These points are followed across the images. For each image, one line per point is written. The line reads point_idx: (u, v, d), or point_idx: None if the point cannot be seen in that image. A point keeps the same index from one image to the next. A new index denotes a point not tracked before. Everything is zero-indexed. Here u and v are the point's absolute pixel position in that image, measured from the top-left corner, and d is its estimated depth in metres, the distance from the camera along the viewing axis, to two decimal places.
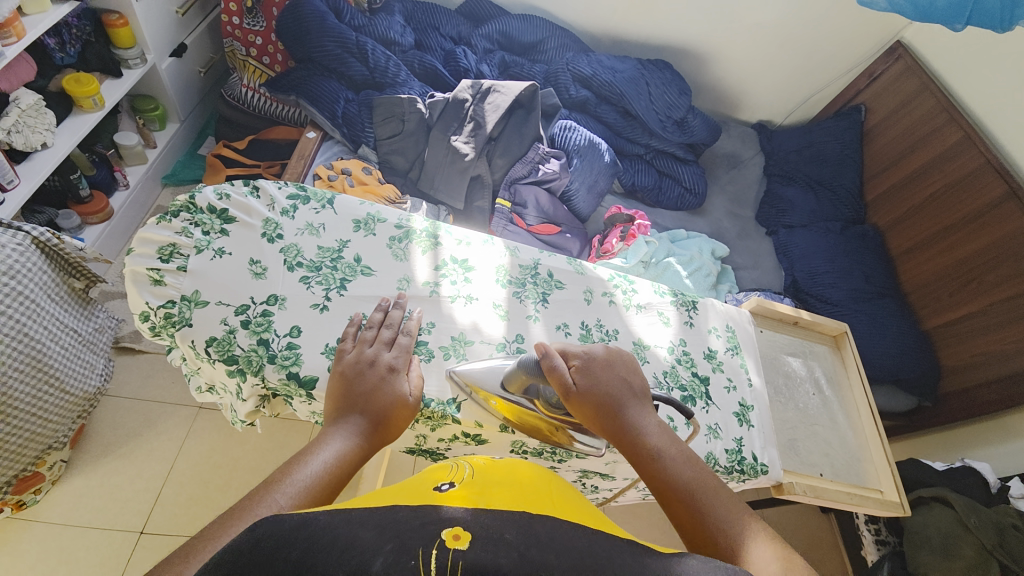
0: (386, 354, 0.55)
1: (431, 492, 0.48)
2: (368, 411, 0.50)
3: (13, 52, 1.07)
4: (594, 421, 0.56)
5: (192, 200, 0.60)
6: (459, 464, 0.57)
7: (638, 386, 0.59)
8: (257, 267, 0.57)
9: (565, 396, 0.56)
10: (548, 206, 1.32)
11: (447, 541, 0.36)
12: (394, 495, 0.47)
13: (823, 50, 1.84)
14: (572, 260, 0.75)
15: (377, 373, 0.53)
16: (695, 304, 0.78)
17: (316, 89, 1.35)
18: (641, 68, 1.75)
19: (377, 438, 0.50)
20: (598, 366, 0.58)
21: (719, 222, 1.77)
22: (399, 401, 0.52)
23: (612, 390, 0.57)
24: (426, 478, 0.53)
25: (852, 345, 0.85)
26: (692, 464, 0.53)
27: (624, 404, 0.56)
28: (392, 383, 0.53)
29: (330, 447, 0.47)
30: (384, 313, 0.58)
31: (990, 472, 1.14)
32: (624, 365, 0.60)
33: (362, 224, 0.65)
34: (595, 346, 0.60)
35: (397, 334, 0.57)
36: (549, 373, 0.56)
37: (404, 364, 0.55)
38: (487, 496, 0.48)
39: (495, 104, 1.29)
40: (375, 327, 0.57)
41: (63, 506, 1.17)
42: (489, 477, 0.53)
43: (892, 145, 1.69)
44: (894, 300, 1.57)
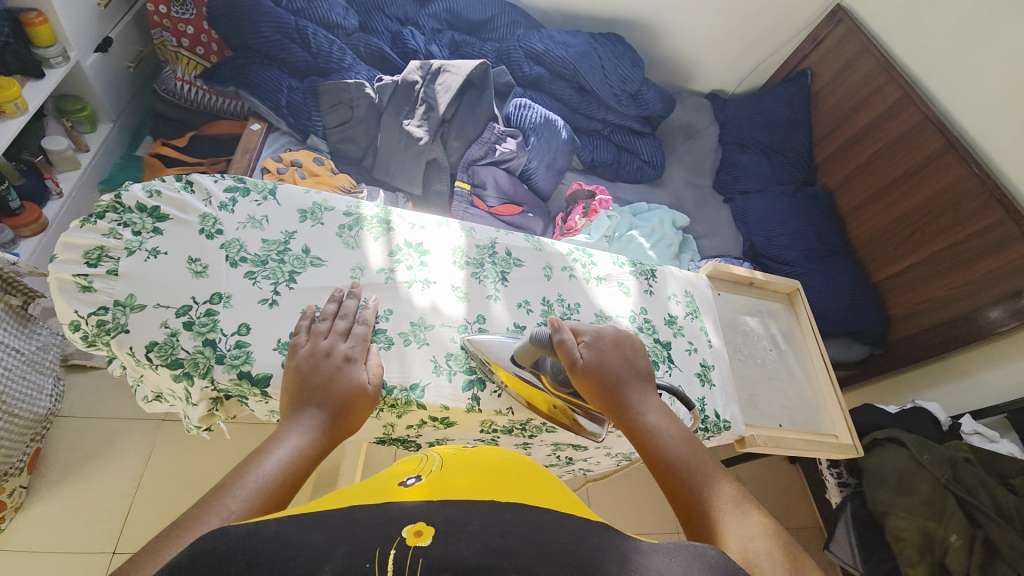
0: (342, 344, 0.54)
1: (395, 490, 0.47)
2: (326, 403, 0.50)
3: None
4: (597, 398, 0.58)
5: (119, 199, 0.56)
6: (430, 455, 0.58)
7: (642, 368, 0.61)
8: (197, 266, 0.54)
9: (572, 369, 0.58)
10: (507, 186, 1.30)
11: (408, 540, 0.36)
12: (354, 495, 0.46)
13: (769, 16, 1.87)
14: (530, 236, 0.74)
15: (332, 363, 0.52)
16: (654, 273, 0.79)
17: (256, 77, 1.28)
18: (593, 41, 1.73)
19: (336, 429, 0.49)
20: (605, 346, 0.60)
21: (678, 192, 1.80)
22: (358, 393, 0.52)
23: (618, 370, 0.59)
24: (395, 473, 0.54)
25: (805, 301, 0.88)
26: (688, 442, 0.54)
27: (627, 383, 0.58)
28: (349, 373, 0.52)
29: (286, 445, 0.46)
30: (337, 303, 0.57)
31: (938, 411, 1.22)
32: (632, 348, 0.62)
33: (308, 214, 0.63)
34: (606, 328, 0.63)
35: (352, 324, 0.56)
36: (560, 347, 0.58)
37: (362, 354, 0.55)
38: (453, 487, 0.48)
39: (446, 84, 1.26)
40: (329, 319, 0.56)
41: (27, 532, 1.11)
42: (459, 466, 0.53)
43: (838, 107, 1.75)
44: (844, 256, 1.65)
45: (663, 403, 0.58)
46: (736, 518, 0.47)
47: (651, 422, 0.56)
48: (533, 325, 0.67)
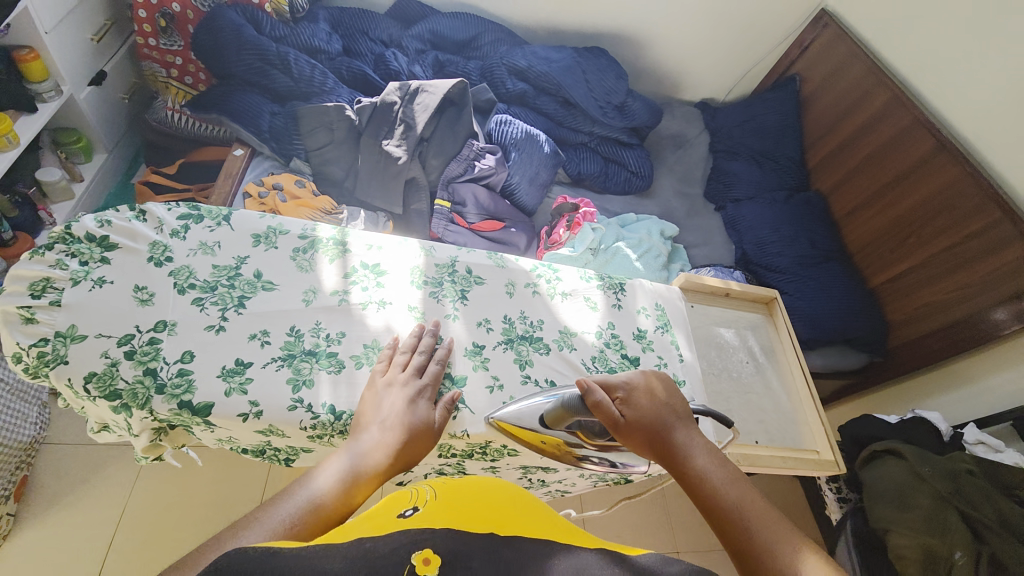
0: (414, 382, 0.57)
1: (397, 519, 0.45)
2: (389, 428, 0.52)
3: None
4: (644, 447, 0.58)
5: (69, 230, 0.56)
6: (420, 487, 0.54)
7: (680, 408, 0.61)
8: (143, 294, 0.54)
9: (614, 428, 0.59)
10: (487, 202, 1.30)
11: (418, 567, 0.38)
12: (367, 527, 0.44)
13: (754, 24, 1.87)
14: (493, 253, 0.73)
15: (404, 393, 0.55)
16: (623, 286, 0.78)
17: (238, 104, 1.31)
18: (577, 56, 1.75)
19: (399, 457, 0.51)
20: (641, 394, 0.61)
21: (668, 202, 1.79)
22: (418, 422, 0.54)
23: (659, 414, 0.60)
24: (385, 506, 0.50)
25: (784, 311, 0.86)
26: (738, 483, 0.53)
27: (670, 426, 0.59)
28: (415, 403, 0.55)
29: (339, 468, 0.49)
30: (418, 338, 0.61)
31: (940, 421, 1.17)
32: (665, 386, 0.63)
33: (261, 238, 0.62)
34: (635, 375, 0.64)
35: (427, 361, 0.59)
36: (595, 408, 0.58)
37: (429, 391, 0.57)
38: (453, 519, 0.45)
39: (424, 104, 1.27)
40: (407, 352, 0.59)
41: (9, 564, 1.10)
42: (456, 496, 0.50)
43: (827, 111, 1.73)
44: (840, 262, 1.62)
45: (708, 441, 0.58)
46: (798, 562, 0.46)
47: (701, 464, 0.56)
48: (493, 344, 0.65)
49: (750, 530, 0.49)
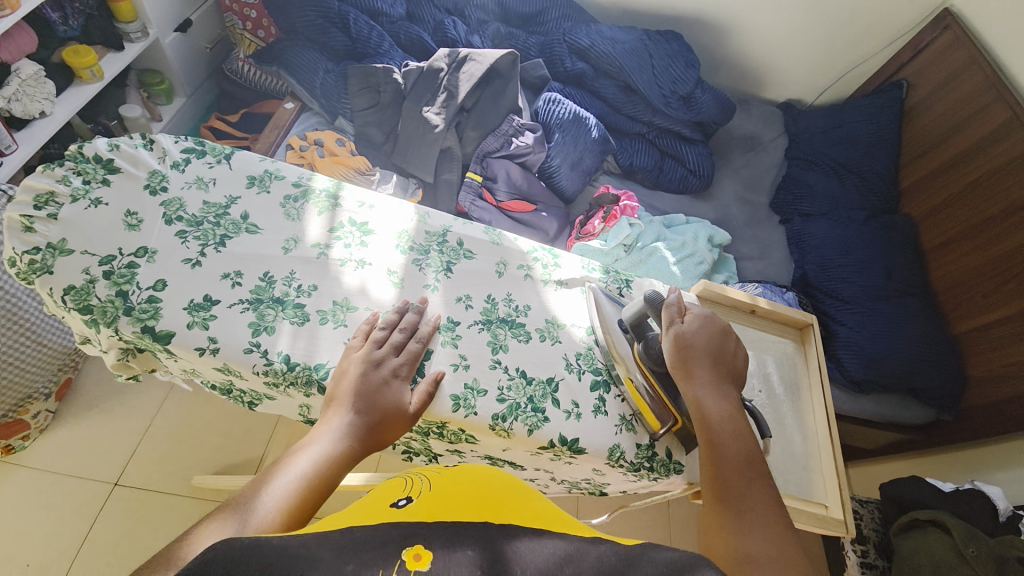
0: (393, 359, 0.55)
1: (389, 511, 0.44)
2: (365, 412, 0.52)
3: (6, 23, 1.12)
4: (681, 366, 0.58)
5: (81, 150, 0.59)
6: (412, 476, 0.53)
7: (733, 364, 0.60)
8: (132, 219, 0.56)
9: (669, 334, 0.59)
10: (520, 181, 1.25)
11: (407, 563, 0.37)
12: (358, 514, 0.44)
13: (859, 19, 1.65)
14: (490, 229, 0.69)
15: (379, 378, 0.54)
16: (629, 283, 0.71)
17: (296, 59, 1.35)
18: (646, 39, 1.63)
19: (370, 444, 0.51)
20: (714, 329, 0.61)
21: (726, 207, 1.64)
22: (395, 408, 0.53)
23: (710, 353, 0.58)
24: (381, 496, 0.49)
25: (819, 341, 0.75)
26: (744, 443, 0.54)
27: (711, 368, 0.58)
28: (392, 390, 0.54)
29: (311, 453, 0.48)
30: (399, 314, 0.58)
31: (1000, 498, 0.98)
32: (731, 343, 0.61)
33: (256, 181, 0.63)
34: (718, 316, 0.62)
35: (408, 339, 0.57)
36: (666, 314, 0.60)
37: (408, 372, 0.56)
38: (450, 507, 0.44)
39: (469, 73, 1.23)
40: (388, 327, 0.57)
41: (45, 453, 1.24)
42: (450, 484, 0.49)
43: (933, 126, 1.50)
44: (919, 299, 1.40)
45: (735, 397, 0.58)
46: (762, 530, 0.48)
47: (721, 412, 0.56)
48: (469, 323, 0.62)
49: (739, 488, 0.52)
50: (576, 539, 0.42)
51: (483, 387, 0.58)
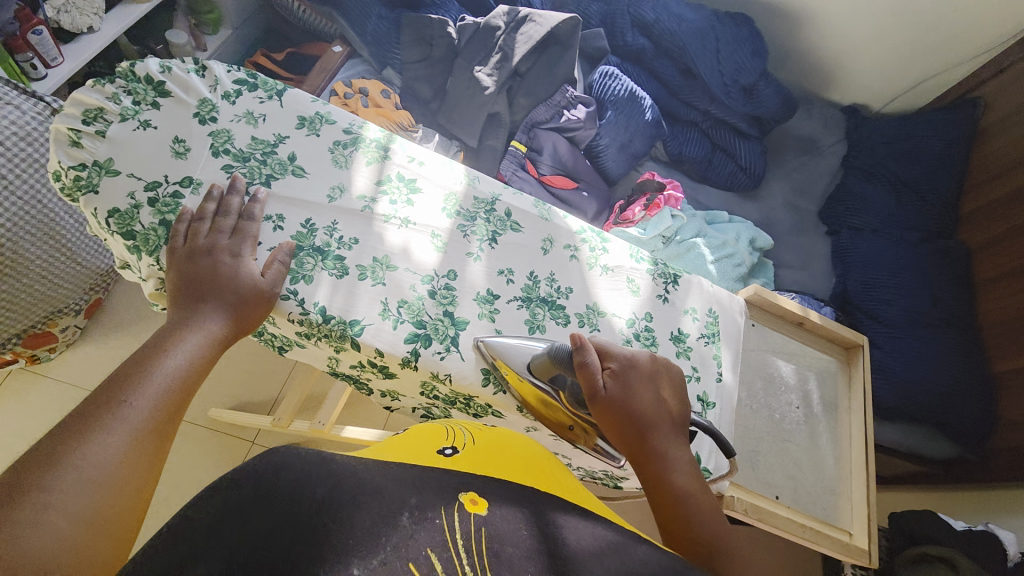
0: (224, 241, 0.51)
1: (438, 455, 0.47)
2: (220, 298, 0.50)
3: None
4: (618, 432, 0.50)
5: (132, 68, 0.56)
6: (453, 426, 0.56)
7: (674, 410, 0.52)
8: (180, 147, 0.54)
9: (592, 400, 0.50)
10: (565, 157, 1.20)
11: (465, 505, 0.38)
12: (405, 454, 0.47)
13: (945, 26, 1.50)
14: (540, 203, 0.66)
15: (215, 263, 0.50)
16: (677, 279, 0.67)
17: (352, 2, 1.30)
18: (716, 19, 1.52)
19: (235, 328, 0.50)
20: (636, 376, 0.52)
21: (773, 211, 1.57)
22: (249, 289, 0.50)
23: (643, 409, 0.50)
24: (425, 438, 0.51)
25: (868, 364, 0.70)
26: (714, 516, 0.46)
27: (653, 426, 0.50)
28: (234, 269, 0.51)
29: (182, 346, 0.47)
30: (218, 201, 0.53)
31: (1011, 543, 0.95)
32: (663, 381, 0.53)
33: (306, 122, 0.60)
34: (639, 354, 0.54)
35: (238, 221, 0.52)
36: (580, 369, 0.50)
37: (248, 249, 0.52)
38: (497, 469, 0.46)
39: (528, 35, 1.16)
40: (209, 218, 0.52)
41: (72, 368, 1.28)
42: (493, 445, 0.51)
43: (1009, 150, 1.39)
44: (962, 332, 1.33)
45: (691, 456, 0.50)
46: None
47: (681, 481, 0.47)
48: (508, 298, 0.59)
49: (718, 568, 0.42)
50: (615, 530, 0.41)
51: None
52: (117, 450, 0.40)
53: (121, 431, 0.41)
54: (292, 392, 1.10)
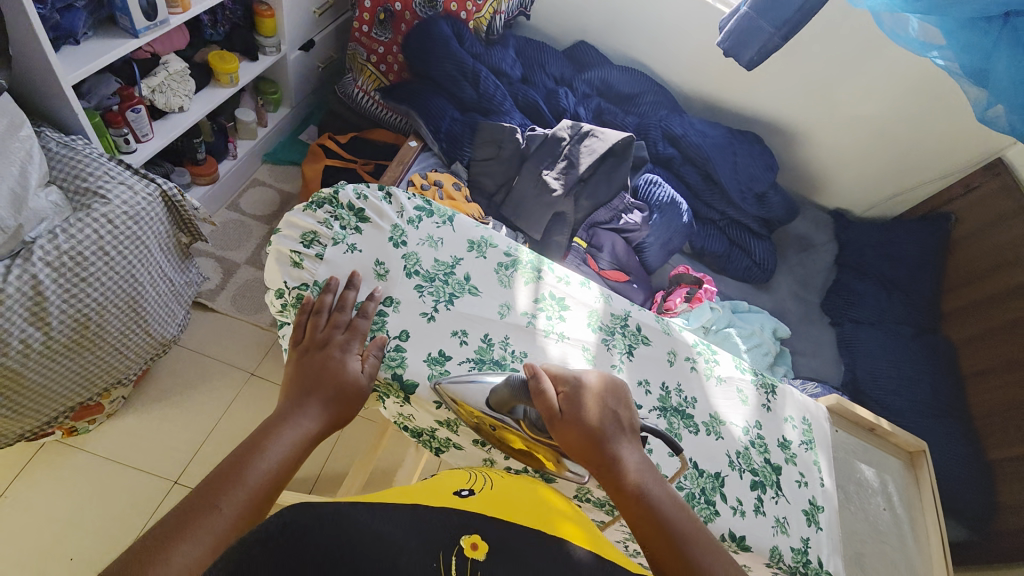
0: (338, 335, 0.57)
1: (455, 497, 0.53)
2: (324, 392, 0.54)
3: (175, 21, 1.15)
4: (575, 450, 0.53)
5: (336, 195, 0.65)
6: (478, 474, 0.63)
7: (625, 420, 0.55)
8: (381, 269, 0.62)
9: (551, 422, 0.54)
10: (622, 254, 1.34)
11: (465, 550, 0.41)
12: (425, 496, 0.52)
13: (915, 152, 1.74)
14: (660, 318, 0.76)
15: (326, 358, 0.56)
16: (774, 388, 0.77)
17: (428, 104, 1.46)
18: (732, 137, 1.77)
19: (330, 423, 0.54)
20: (587, 393, 0.55)
21: (783, 302, 1.73)
22: (352, 383, 0.55)
23: (597, 423, 0.53)
24: (450, 483, 0.58)
25: (930, 467, 0.82)
26: (677, 507, 0.50)
27: (608, 438, 0.53)
28: (342, 364, 0.56)
29: (282, 442, 0.50)
30: (337, 296, 0.59)
31: None
32: (611, 394, 0.56)
33: (475, 245, 0.69)
34: (586, 373, 0.57)
35: (355, 319, 0.58)
36: (536, 396, 0.54)
37: (356, 345, 0.57)
38: (503, 509, 0.52)
39: (592, 148, 1.32)
40: (327, 312, 0.58)
41: (109, 440, 1.22)
42: (508, 490, 0.58)
43: (981, 260, 1.57)
44: (959, 422, 1.47)
45: (646, 457, 0.54)
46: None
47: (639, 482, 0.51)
48: (649, 408, 0.67)
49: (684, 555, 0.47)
50: None
51: (665, 473, 0.63)
52: (203, 548, 0.41)
53: (202, 538, 0.41)
54: (357, 472, 1.10)
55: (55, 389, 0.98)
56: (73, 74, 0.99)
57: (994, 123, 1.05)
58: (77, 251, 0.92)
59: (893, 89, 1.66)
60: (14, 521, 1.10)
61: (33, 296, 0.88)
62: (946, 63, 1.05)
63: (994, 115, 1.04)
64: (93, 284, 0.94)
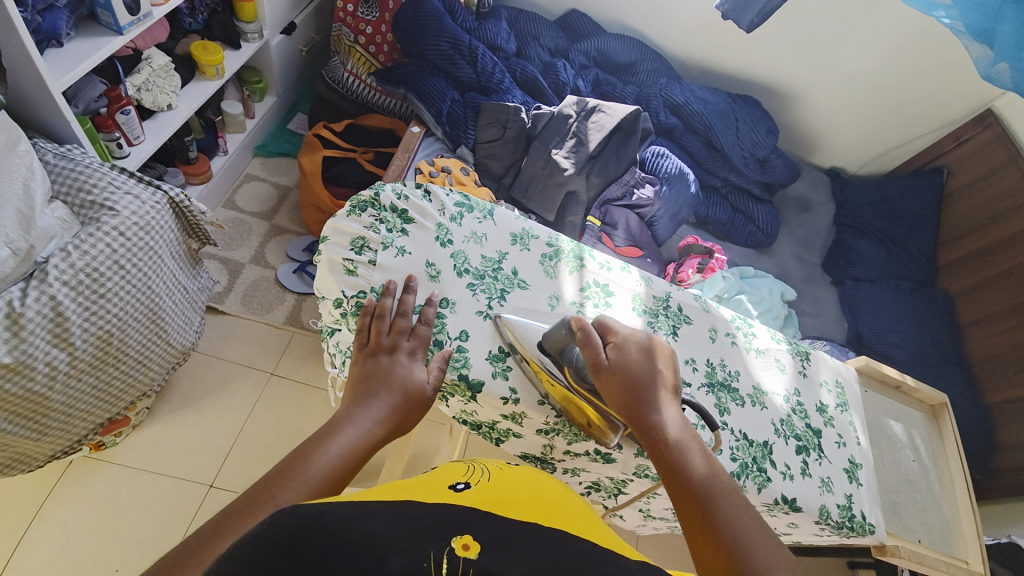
0: (404, 341, 0.59)
1: (450, 492, 0.49)
2: (386, 395, 0.55)
3: (159, 14, 1.09)
4: (616, 401, 0.57)
5: (377, 198, 0.69)
6: (474, 465, 0.60)
7: (666, 380, 0.58)
8: (433, 270, 0.66)
9: (596, 372, 0.58)
10: (636, 230, 1.35)
11: (457, 550, 0.36)
12: (421, 490, 0.49)
13: (908, 108, 1.76)
14: (699, 296, 0.77)
15: (393, 361, 0.58)
16: (809, 355, 0.80)
17: (426, 86, 1.42)
18: (731, 102, 1.76)
19: (390, 430, 0.54)
20: (632, 352, 0.59)
21: (786, 264, 1.76)
22: (414, 387, 0.56)
23: (638, 379, 0.57)
24: (445, 475, 0.55)
25: (950, 417, 0.88)
26: (709, 464, 0.53)
27: (647, 395, 0.56)
28: (408, 370, 0.57)
29: (343, 440, 0.51)
30: (399, 299, 0.61)
31: None
32: (658, 357, 0.59)
33: (518, 238, 0.72)
34: (638, 333, 0.61)
35: (417, 324, 0.61)
36: (585, 344, 0.59)
37: (421, 354, 0.60)
38: (502, 501, 0.49)
39: (600, 124, 1.31)
40: (391, 316, 0.61)
41: (137, 451, 1.22)
42: (505, 485, 0.55)
43: (973, 212, 1.62)
44: (958, 369, 1.54)
45: (682, 417, 0.56)
46: (749, 541, 0.47)
47: (673, 438, 0.54)
48: (697, 385, 0.69)
49: (708, 508, 0.49)
50: None
51: (719, 447, 0.66)
52: None
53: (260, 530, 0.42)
54: (394, 464, 1.11)
55: (82, 408, 0.96)
56: (61, 80, 0.94)
57: (998, 80, 1.05)
58: (94, 267, 0.89)
59: (888, 44, 1.66)
60: (55, 539, 1.10)
61: (54, 317, 0.86)
62: (951, 22, 1.04)
63: (1000, 72, 1.03)
64: (111, 300, 0.91)
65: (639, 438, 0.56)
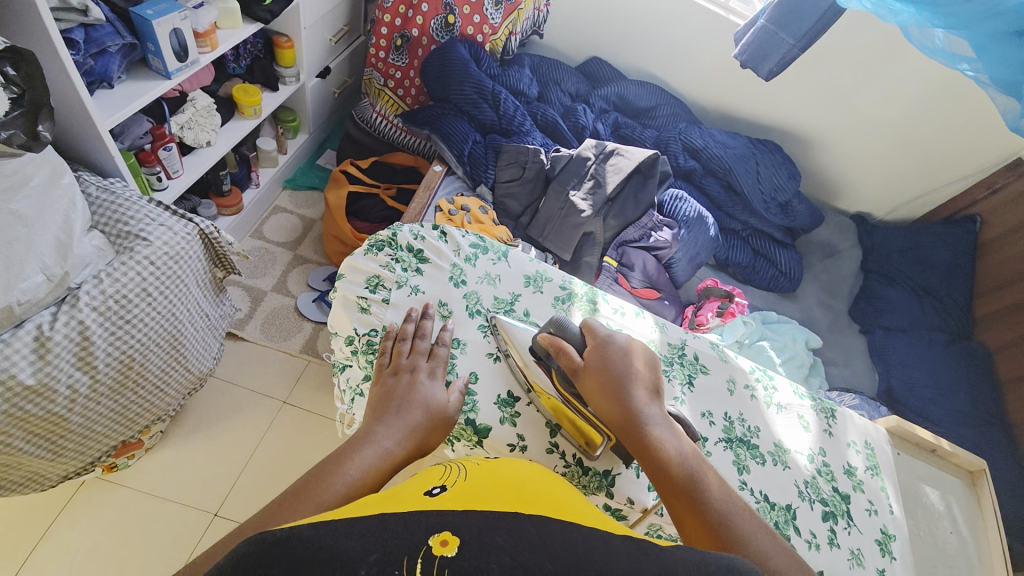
0: (423, 363, 0.61)
1: (423, 499, 0.43)
2: (406, 416, 0.55)
3: (205, 60, 1.17)
4: (600, 397, 0.60)
5: (394, 237, 0.72)
6: (452, 466, 0.54)
7: (647, 378, 0.62)
8: (445, 310, 0.68)
9: (578, 371, 0.62)
10: (653, 272, 1.33)
11: (435, 548, 0.34)
12: (392, 499, 0.43)
13: (933, 156, 1.73)
14: (716, 345, 0.76)
15: (413, 380, 0.59)
16: (834, 412, 0.76)
17: (450, 127, 1.47)
18: (752, 147, 1.78)
19: (410, 449, 0.54)
20: (612, 354, 0.63)
21: (811, 310, 1.70)
22: (435, 408, 0.58)
23: (619, 377, 0.61)
24: (417, 482, 0.49)
25: (991, 486, 0.82)
26: (690, 451, 0.57)
27: (630, 391, 0.60)
28: (429, 390, 0.59)
29: (361, 458, 0.50)
30: (417, 324, 0.64)
31: None
32: (637, 358, 0.64)
33: (531, 281, 0.74)
34: (619, 336, 0.65)
35: (435, 346, 0.63)
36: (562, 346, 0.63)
37: (440, 373, 0.61)
38: (481, 499, 0.44)
39: (617, 167, 1.33)
40: (411, 338, 0.63)
41: (148, 475, 1.22)
42: (488, 480, 0.49)
43: (1008, 264, 1.55)
44: (1002, 429, 1.44)
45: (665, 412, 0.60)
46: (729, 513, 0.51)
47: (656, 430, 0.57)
48: (715, 440, 0.66)
49: (690, 489, 0.53)
50: None
51: None
52: None
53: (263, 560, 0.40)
54: None
55: (98, 431, 0.97)
56: (109, 119, 1.01)
57: None
58: (122, 294, 0.92)
59: (910, 93, 1.66)
60: (55, 565, 1.09)
61: (80, 341, 0.88)
62: (975, 75, 1.05)
63: None
64: (136, 325, 0.94)
65: (624, 434, 0.59)
